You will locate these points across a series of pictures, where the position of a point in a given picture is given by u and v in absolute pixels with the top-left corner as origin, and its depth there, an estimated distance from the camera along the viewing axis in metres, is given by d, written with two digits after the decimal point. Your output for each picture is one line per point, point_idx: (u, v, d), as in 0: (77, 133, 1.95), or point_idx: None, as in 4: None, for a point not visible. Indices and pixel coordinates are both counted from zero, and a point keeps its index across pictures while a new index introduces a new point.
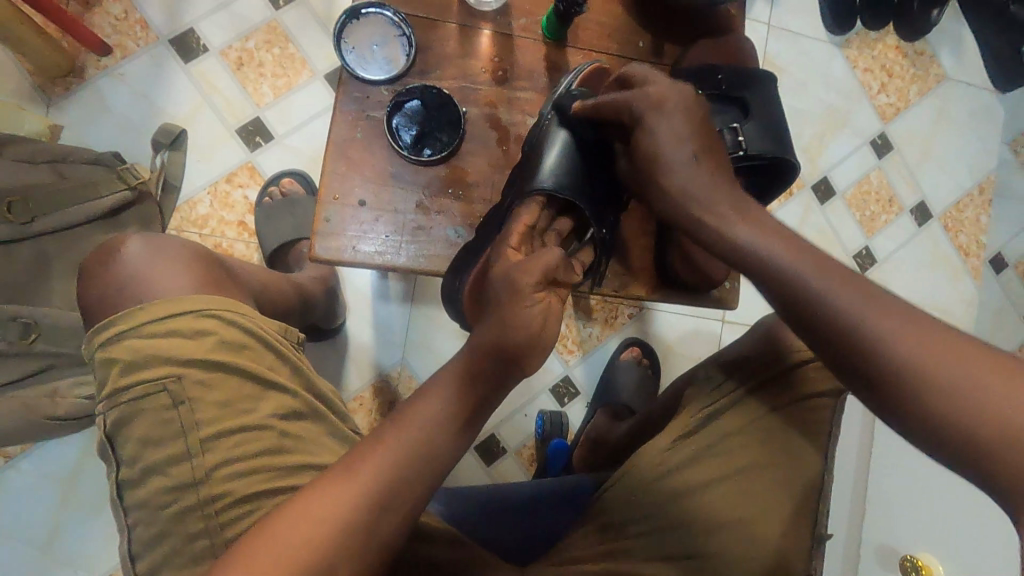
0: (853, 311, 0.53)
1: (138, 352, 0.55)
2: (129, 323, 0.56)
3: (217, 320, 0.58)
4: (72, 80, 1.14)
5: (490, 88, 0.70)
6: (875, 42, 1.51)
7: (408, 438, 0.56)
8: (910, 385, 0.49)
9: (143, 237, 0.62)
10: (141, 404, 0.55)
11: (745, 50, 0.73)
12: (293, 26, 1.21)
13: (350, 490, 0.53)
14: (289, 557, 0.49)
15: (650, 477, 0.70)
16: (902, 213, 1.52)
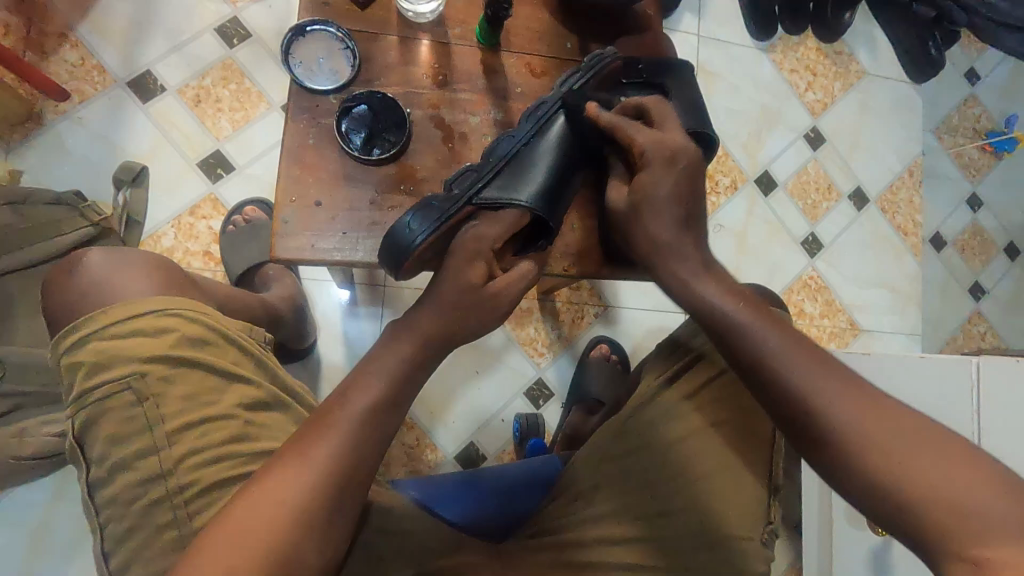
0: (798, 373, 0.58)
1: (103, 353, 0.57)
2: (94, 324, 0.58)
3: (179, 317, 0.60)
4: (30, 126, 1.17)
5: (434, 91, 0.75)
6: (797, 45, 1.63)
7: (358, 408, 0.57)
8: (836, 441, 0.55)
9: (104, 248, 0.64)
10: (106, 403, 0.56)
11: (664, 45, 0.81)
12: (248, 63, 1.26)
13: (304, 465, 0.54)
14: (250, 539, 0.50)
15: (613, 444, 0.75)
16: (841, 199, 1.62)
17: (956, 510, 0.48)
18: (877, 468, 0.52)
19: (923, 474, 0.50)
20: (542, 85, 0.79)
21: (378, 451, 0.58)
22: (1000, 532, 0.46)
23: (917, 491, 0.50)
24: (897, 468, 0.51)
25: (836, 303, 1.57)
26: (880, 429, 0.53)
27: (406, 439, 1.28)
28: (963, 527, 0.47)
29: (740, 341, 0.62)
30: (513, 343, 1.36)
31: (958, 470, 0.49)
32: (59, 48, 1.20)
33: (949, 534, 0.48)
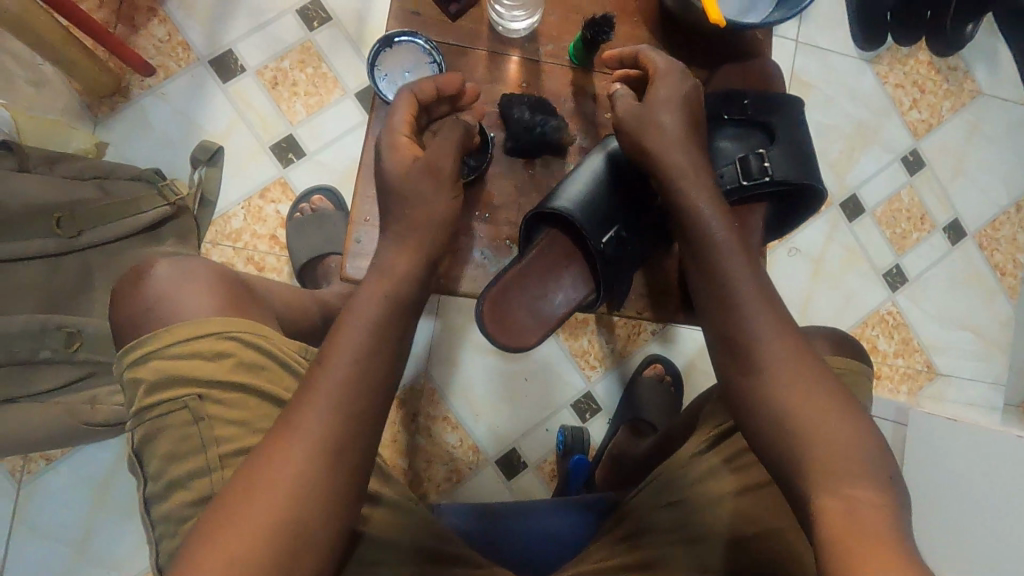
0: (745, 297, 0.66)
1: (160, 372, 0.58)
2: (156, 341, 0.59)
3: (236, 341, 0.60)
4: (116, 99, 1.20)
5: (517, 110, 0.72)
6: (907, 58, 1.49)
7: (344, 380, 0.57)
8: (748, 352, 0.64)
9: (167, 261, 0.66)
10: (163, 422, 0.58)
11: (770, 75, 0.74)
12: (326, 47, 1.25)
13: (295, 444, 0.55)
14: (256, 517, 0.53)
15: (664, 494, 0.73)
16: (934, 231, 1.49)
17: (842, 463, 0.56)
18: (774, 399, 0.61)
19: (826, 436, 0.58)
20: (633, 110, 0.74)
21: (371, 418, 0.58)
22: (842, 470, 0.56)
23: (818, 449, 0.57)
24: (813, 418, 0.59)
25: (913, 342, 1.47)
26: (796, 371, 0.62)
27: (449, 439, 1.29)
28: (818, 453, 0.57)
29: (705, 264, 0.68)
30: (565, 353, 1.34)
31: (831, 414, 0.59)
32: (148, 23, 1.22)
33: (829, 474, 0.56)
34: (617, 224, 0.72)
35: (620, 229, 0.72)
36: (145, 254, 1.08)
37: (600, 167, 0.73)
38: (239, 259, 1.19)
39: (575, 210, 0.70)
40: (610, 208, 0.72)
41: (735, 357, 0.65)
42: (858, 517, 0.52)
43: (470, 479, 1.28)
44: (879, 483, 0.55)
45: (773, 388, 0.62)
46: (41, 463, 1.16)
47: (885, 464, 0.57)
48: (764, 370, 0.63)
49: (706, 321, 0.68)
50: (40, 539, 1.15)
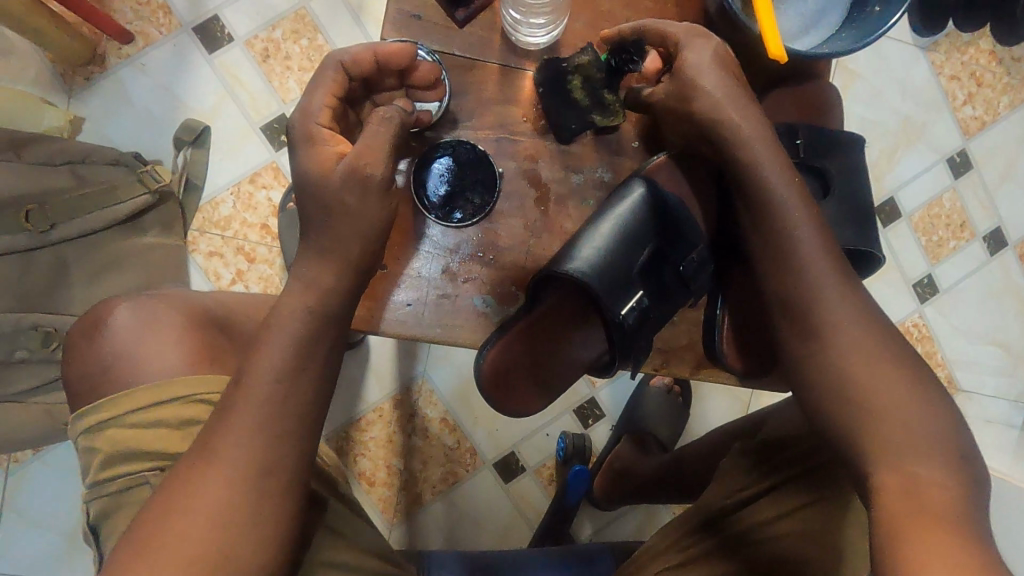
0: (814, 270, 0.61)
1: (122, 441, 0.58)
2: (117, 406, 0.59)
3: (201, 405, 0.59)
4: (91, 70, 1.09)
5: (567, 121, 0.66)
6: (966, 46, 1.34)
7: (255, 404, 0.54)
8: (817, 329, 0.60)
9: (130, 311, 0.64)
10: (124, 495, 0.57)
11: (830, 103, 0.66)
12: (322, 16, 1.12)
13: (209, 473, 0.53)
14: (169, 556, 0.50)
15: (669, 554, 0.69)
16: (973, 239, 1.39)
17: (905, 443, 0.54)
18: (847, 381, 0.58)
19: (890, 414, 0.55)
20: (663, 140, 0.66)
21: (287, 440, 0.55)
22: (919, 456, 0.53)
23: (882, 427, 0.55)
24: (877, 393, 0.56)
25: (937, 357, 1.40)
26: (870, 351, 0.58)
27: (447, 441, 1.25)
28: (895, 443, 0.54)
29: (773, 235, 0.62)
30: None
31: (910, 394, 0.56)
32: None
33: (891, 453, 0.54)
34: (642, 288, 0.65)
35: (646, 295, 0.65)
36: (124, 248, 1.01)
37: (629, 214, 0.64)
38: (228, 249, 1.12)
39: (592, 278, 0.63)
40: (634, 268, 0.65)
41: (802, 333, 0.61)
42: (922, 496, 0.51)
43: (466, 484, 1.25)
44: (946, 459, 0.53)
45: (845, 368, 0.58)
46: (27, 452, 1.13)
47: (954, 433, 0.55)
48: (836, 350, 0.59)
49: (768, 286, 0.63)
50: (32, 527, 1.14)
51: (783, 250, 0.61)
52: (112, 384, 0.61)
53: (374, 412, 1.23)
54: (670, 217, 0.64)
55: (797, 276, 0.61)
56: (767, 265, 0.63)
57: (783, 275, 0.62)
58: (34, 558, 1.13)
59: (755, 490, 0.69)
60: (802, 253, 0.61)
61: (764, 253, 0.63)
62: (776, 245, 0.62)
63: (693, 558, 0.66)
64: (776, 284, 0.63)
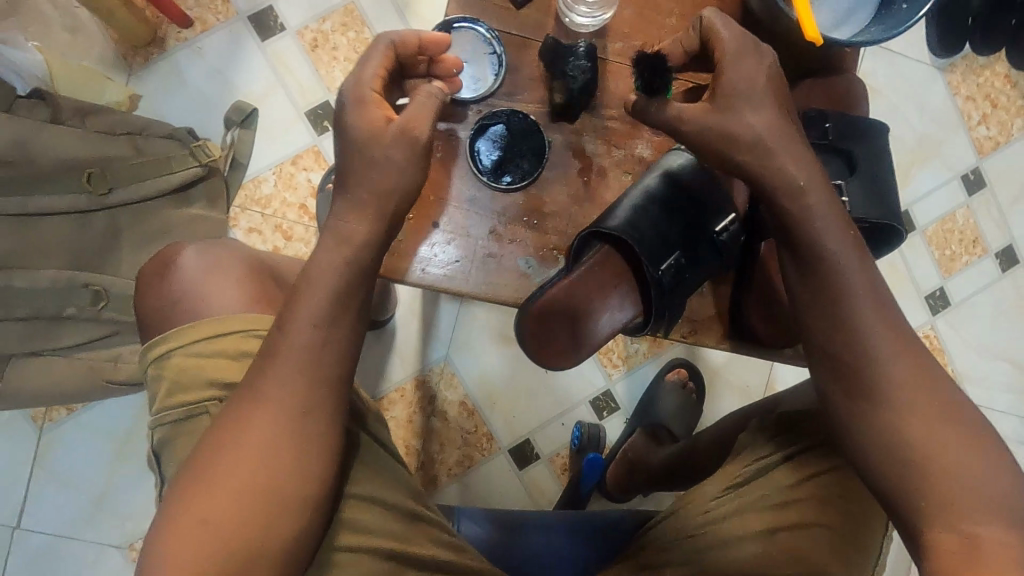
0: (866, 310, 0.59)
1: (185, 373, 0.62)
2: (178, 338, 0.64)
3: (258, 344, 0.64)
4: (151, 51, 1.15)
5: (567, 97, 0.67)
6: (982, 68, 1.39)
7: (289, 350, 0.57)
8: (869, 373, 0.58)
9: (195, 259, 0.69)
10: (185, 423, 0.61)
11: (854, 94, 0.69)
12: (370, 11, 1.19)
13: (252, 424, 0.56)
14: (220, 500, 0.54)
15: (692, 523, 0.70)
16: (985, 255, 1.42)
17: (966, 501, 0.53)
18: (904, 431, 0.56)
19: (954, 468, 0.54)
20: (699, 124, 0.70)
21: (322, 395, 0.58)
22: (982, 510, 0.53)
23: (942, 481, 0.54)
24: (936, 451, 0.55)
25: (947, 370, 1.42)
26: (922, 394, 0.57)
27: (465, 425, 1.28)
28: (959, 500, 0.53)
29: (824, 277, 0.61)
30: None
31: (967, 444, 0.55)
32: None
33: (948, 507, 0.54)
34: (676, 249, 0.68)
35: (679, 256, 0.68)
36: (171, 218, 1.05)
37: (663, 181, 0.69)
38: (266, 226, 1.17)
39: (632, 233, 0.66)
40: (670, 232, 0.69)
41: (852, 377, 0.59)
42: (985, 555, 0.51)
43: (481, 468, 1.27)
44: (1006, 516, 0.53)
45: (899, 418, 0.56)
46: (63, 412, 1.17)
47: (1016, 484, 0.54)
48: (889, 396, 0.57)
49: (812, 325, 0.62)
50: (60, 486, 1.17)
51: (832, 288, 0.60)
52: (176, 323, 0.65)
53: (395, 392, 1.27)
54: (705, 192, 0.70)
55: (846, 315, 0.60)
56: (813, 302, 0.62)
57: (829, 311, 0.60)
58: (61, 516, 1.17)
59: (775, 459, 0.71)
60: (853, 292, 0.60)
61: (811, 289, 0.62)
62: (823, 282, 0.61)
63: (717, 524, 0.69)
64: (820, 321, 0.61)
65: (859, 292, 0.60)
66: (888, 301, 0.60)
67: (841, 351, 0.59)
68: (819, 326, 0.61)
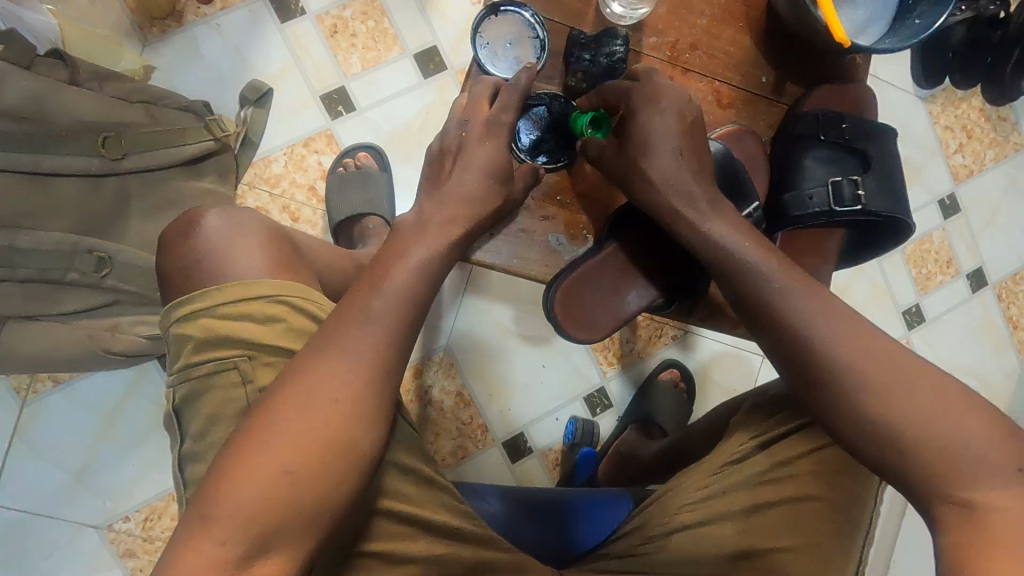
0: (781, 285, 0.61)
1: (211, 332, 0.62)
2: (207, 299, 0.63)
3: (286, 307, 0.63)
4: (169, 24, 1.15)
5: (587, 82, 0.71)
6: (960, 101, 1.49)
7: (354, 318, 0.57)
8: (809, 353, 0.57)
9: (223, 220, 0.69)
10: (212, 380, 0.62)
11: (865, 101, 0.74)
12: (391, 2, 1.21)
13: (307, 387, 0.54)
14: (267, 465, 0.51)
15: (697, 500, 0.71)
16: (957, 276, 1.51)
17: (958, 470, 0.50)
18: (867, 402, 0.54)
19: (925, 425, 0.52)
20: (726, 118, 0.72)
21: (382, 370, 0.57)
22: (978, 472, 0.50)
23: (916, 449, 0.52)
24: (913, 426, 0.52)
25: None
26: (877, 357, 0.55)
27: (460, 415, 1.28)
28: (951, 468, 0.51)
29: (738, 265, 0.63)
30: (584, 348, 1.34)
31: (932, 396, 0.53)
32: None
33: (944, 480, 0.51)
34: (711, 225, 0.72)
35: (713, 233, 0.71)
36: (186, 189, 1.05)
37: None
38: (274, 206, 1.17)
39: None
40: None
41: (797, 360, 0.58)
42: (988, 522, 0.48)
43: (474, 458, 1.28)
44: (1003, 473, 0.50)
45: (856, 393, 0.55)
46: (49, 383, 1.14)
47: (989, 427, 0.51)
48: (831, 370, 0.56)
49: (747, 310, 0.62)
50: (39, 460, 1.13)
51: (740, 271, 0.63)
52: (203, 280, 0.65)
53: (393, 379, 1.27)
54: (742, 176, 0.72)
55: (770, 294, 0.61)
56: (747, 282, 0.62)
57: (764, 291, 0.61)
58: (39, 491, 1.13)
59: (776, 435, 0.73)
60: (761, 270, 0.62)
61: (727, 275, 0.64)
62: (731, 267, 0.63)
63: (720, 496, 0.71)
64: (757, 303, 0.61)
65: (773, 270, 0.62)
66: (802, 276, 0.61)
67: (781, 333, 0.59)
68: (758, 307, 0.61)
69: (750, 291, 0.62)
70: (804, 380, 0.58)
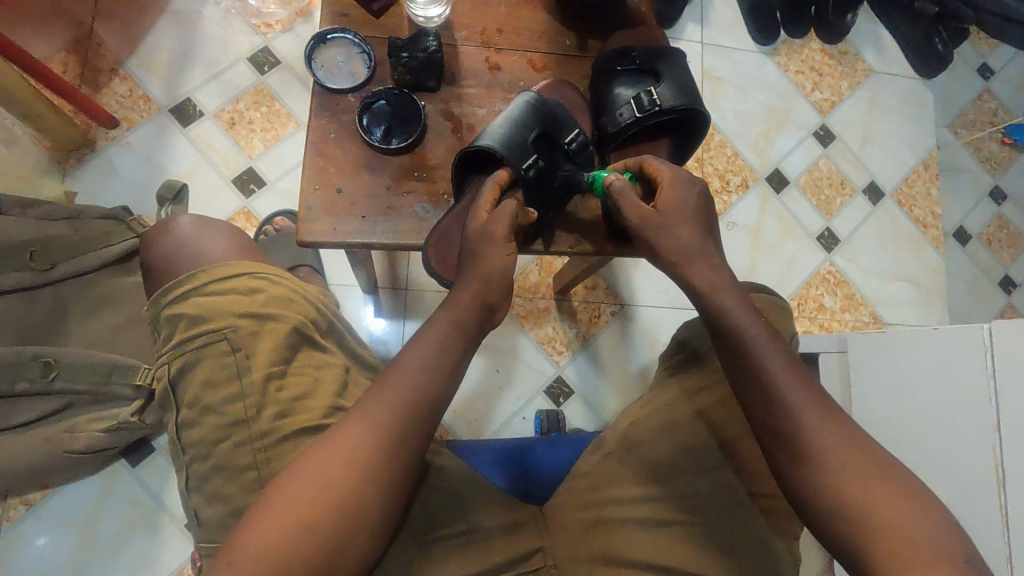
0: (770, 358, 0.66)
1: (205, 306, 0.74)
2: (197, 279, 0.76)
3: (267, 283, 0.78)
4: (84, 152, 1.28)
5: (410, 74, 0.79)
6: (801, 48, 1.68)
7: (384, 400, 0.62)
8: (785, 418, 0.64)
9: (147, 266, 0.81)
10: (205, 349, 0.72)
11: (655, 35, 0.86)
12: (278, 87, 1.36)
13: (346, 450, 0.60)
14: (258, 552, 0.55)
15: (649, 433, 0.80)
16: (855, 194, 1.63)
17: (907, 541, 0.56)
18: (831, 474, 0.61)
19: (888, 512, 0.58)
20: (544, 78, 0.85)
21: (382, 447, 0.61)
22: (924, 557, 0.55)
23: (872, 526, 0.58)
24: (863, 485, 0.59)
25: (857, 298, 1.57)
26: (846, 442, 0.62)
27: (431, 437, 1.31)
28: (895, 543, 0.56)
29: (736, 334, 0.68)
30: (532, 342, 1.39)
31: (894, 492, 0.59)
32: (110, 82, 1.32)
33: (887, 557, 0.56)
34: (536, 154, 0.78)
35: (540, 160, 0.78)
36: (118, 285, 1.13)
37: (521, 106, 0.79)
38: None
39: (498, 146, 0.76)
40: (528, 142, 0.77)
41: (767, 419, 0.65)
42: None
43: None
44: (946, 555, 0.55)
45: (827, 465, 0.61)
46: (22, 508, 1.17)
47: (945, 527, 0.57)
48: (803, 440, 0.62)
49: (729, 373, 0.68)
50: None
51: (730, 329, 0.68)
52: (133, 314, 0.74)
53: None
54: (555, 114, 0.80)
55: (765, 359, 0.66)
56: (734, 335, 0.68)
57: (745, 352, 0.67)
58: None
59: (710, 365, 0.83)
60: (750, 335, 0.67)
61: (720, 336, 0.69)
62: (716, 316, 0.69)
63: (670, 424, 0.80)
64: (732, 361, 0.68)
65: (757, 329, 0.68)
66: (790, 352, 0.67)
67: (761, 395, 0.65)
68: (738, 368, 0.67)
69: (721, 344, 0.69)
70: (768, 428, 0.64)
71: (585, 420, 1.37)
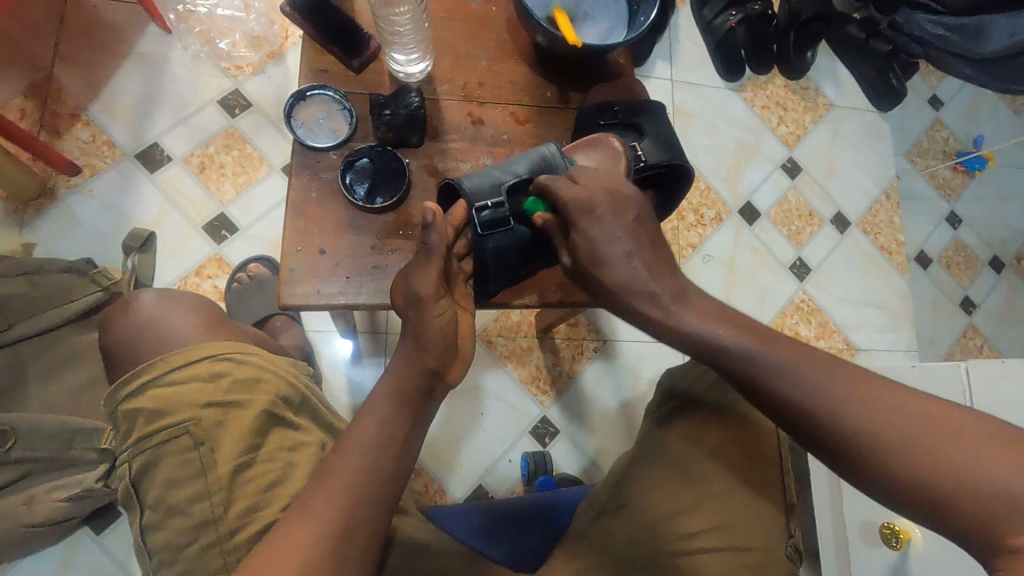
0: (761, 351, 0.61)
1: (163, 400, 0.70)
2: (153, 369, 0.71)
3: (231, 363, 0.73)
4: (42, 201, 1.23)
5: (393, 132, 0.79)
6: (765, 84, 1.73)
7: (328, 494, 0.58)
8: (803, 404, 0.57)
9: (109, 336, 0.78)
10: (166, 447, 0.68)
11: (636, 88, 0.87)
12: (249, 130, 1.33)
13: (295, 551, 0.55)
14: None
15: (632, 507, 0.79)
16: (823, 224, 1.68)
17: (993, 489, 0.50)
18: (881, 441, 0.54)
19: (958, 463, 0.51)
20: (527, 131, 0.85)
21: (333, 540, 0.56)
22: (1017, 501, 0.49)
23: (948, 483, 0.51)
24: (936, 464, 0.52)
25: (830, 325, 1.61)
26: (877, 400, 0.56)
27: (415, 485, 1.27)
28: (984, 495, 0.50)
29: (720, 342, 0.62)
30: (514, 382, 1.38)
31: (953, 433, 0.53)
32: (71, 127, 1.27)
33: (984, 517, 0.50)
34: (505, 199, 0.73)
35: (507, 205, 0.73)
36: (81, 343, 1.07)
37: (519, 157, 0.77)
38: None
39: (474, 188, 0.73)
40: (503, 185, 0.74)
41: (781, 412, 0.59)
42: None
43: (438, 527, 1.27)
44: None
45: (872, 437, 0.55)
46: None
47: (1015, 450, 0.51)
48: (833, 419, 0.56)
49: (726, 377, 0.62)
50: None
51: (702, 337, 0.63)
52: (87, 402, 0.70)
53: None
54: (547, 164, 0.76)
55: (754, 351, 0.61)
56: (714, 340, 0.63)
57: (729, 351, 0.62)
58: None
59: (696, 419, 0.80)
60: (722, 334, 0.63)
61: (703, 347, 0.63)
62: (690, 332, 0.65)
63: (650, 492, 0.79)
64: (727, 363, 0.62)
65: (723, 326, 0.64)
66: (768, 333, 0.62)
67: (767, 393, 0.59)
68: (732, 365, 0.61)
69: (735, 377, 0.62)
70: (790, 421, 0.59)
71: (570, 462, 1.36)
